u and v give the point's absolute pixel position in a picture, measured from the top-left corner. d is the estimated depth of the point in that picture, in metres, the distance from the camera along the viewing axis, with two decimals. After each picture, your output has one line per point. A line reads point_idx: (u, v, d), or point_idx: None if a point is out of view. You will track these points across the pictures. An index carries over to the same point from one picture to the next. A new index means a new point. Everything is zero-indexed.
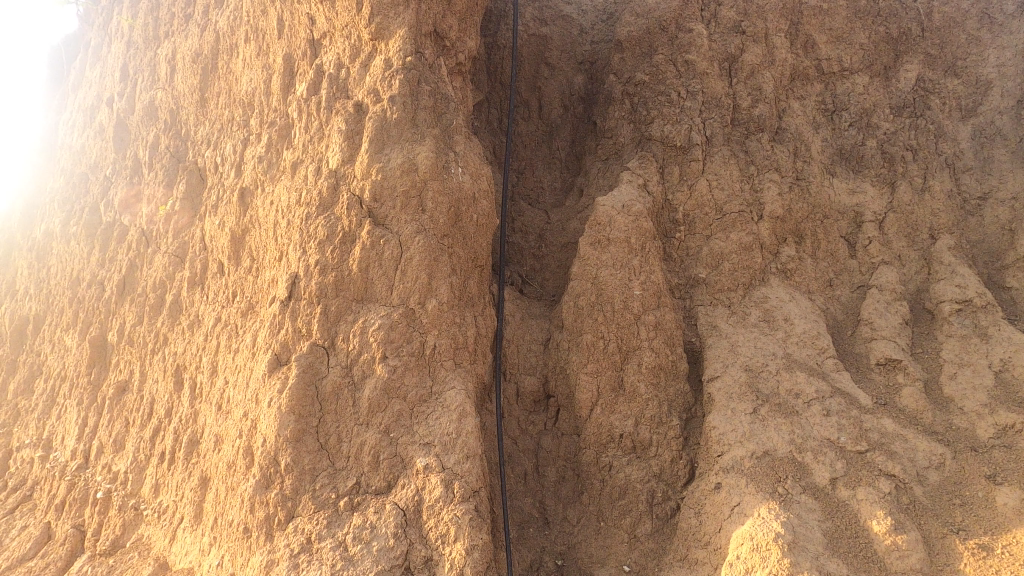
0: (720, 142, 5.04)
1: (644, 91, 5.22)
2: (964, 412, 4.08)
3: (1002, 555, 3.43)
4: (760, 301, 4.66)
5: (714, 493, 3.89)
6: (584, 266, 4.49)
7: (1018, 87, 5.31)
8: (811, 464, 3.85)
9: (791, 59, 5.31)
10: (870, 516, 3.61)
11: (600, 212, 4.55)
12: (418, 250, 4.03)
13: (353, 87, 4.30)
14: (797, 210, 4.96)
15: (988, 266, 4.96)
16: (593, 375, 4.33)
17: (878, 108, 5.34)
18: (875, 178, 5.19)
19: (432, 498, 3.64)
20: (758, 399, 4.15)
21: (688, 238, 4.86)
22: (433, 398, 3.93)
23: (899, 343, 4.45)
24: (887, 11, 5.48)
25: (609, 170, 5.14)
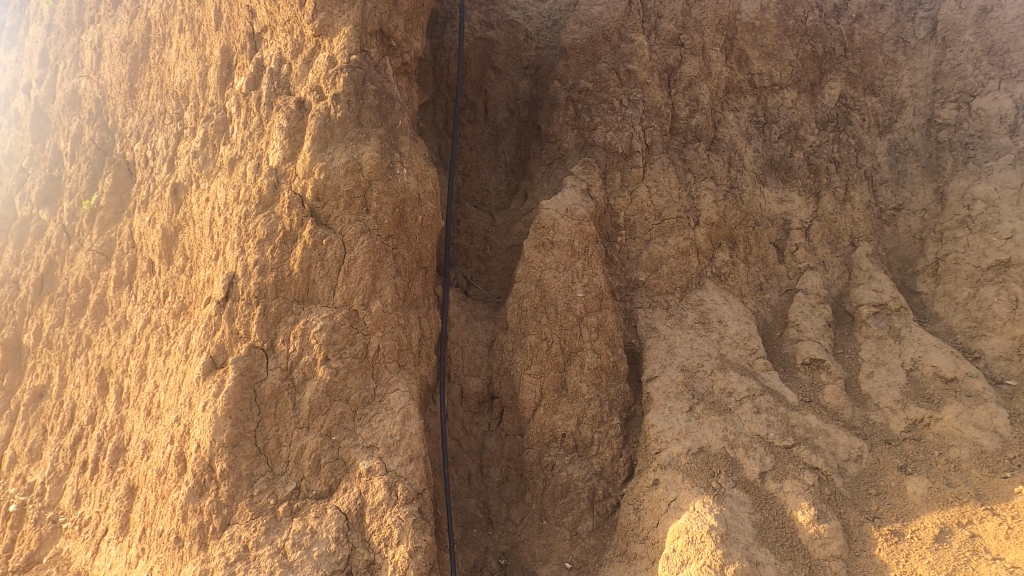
0: (660, 149, 5.21)
1: (587, 98, 5.34)
2: (880, 408, 4.38)
3: (911, 540, 3.69)
4: (696, 304, 4.85)
5: (652, 489, 4.02)
6: (529, 268, 4.55)
7: (928, 106, 5.77)
8: (742, 459, 4.04)
9: (726, 72, 5.56)
10: (796, 507, 3.82)
11: (544, 216, 4.62)
12: (363, 251, 3.98)
13: (296, 84, 4.22)
14: (731, 217, 5.18)
15: (901, 272, 5.38)
16: (537, 376, 4.39)
17: (805, 122, 5.66)
18: (802, 188, 5.50)
19: (375, 501, 3.61)
20: (694, 398, 4.32)
21: (629, 242, 5.01)
22: (376, 400, 3.89)
23: (822, 344, 4.72)
24: (813, 31, 5.81)
25: (553, 174, 5.22)
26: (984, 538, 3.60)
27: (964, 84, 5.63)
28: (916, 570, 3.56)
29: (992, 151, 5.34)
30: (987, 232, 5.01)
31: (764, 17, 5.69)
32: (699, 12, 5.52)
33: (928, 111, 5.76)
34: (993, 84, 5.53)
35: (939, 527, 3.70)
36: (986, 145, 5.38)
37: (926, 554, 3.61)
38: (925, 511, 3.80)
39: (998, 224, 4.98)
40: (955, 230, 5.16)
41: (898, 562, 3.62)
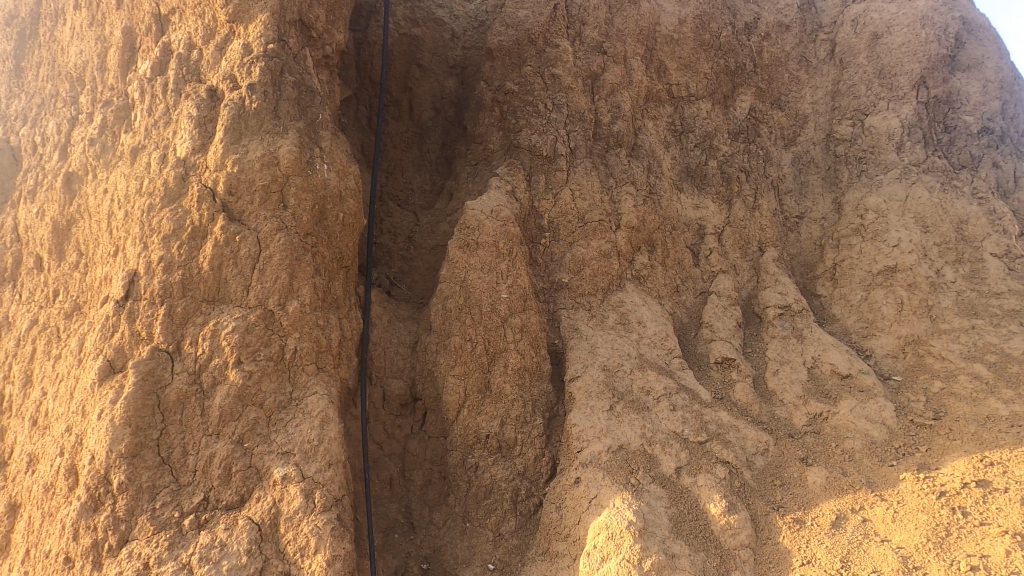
0: (583, 154, 5.32)
1: (513, 100, 5.36)
2: (784, 403, 4.67)
3: (812, 526, 3.91)
4: (617, 305, 4.98)
5: (574, 488, 4.07)
6: (453, 268, 4.52)
7: (827, 122, 6.27)
8: (660, 455, 4.17)
9: (646, 82, 5.74)
10: (709, 499, 3.99)
11: (469, 216, 4.60)
12: (279, 248, 3.81)
13: (207, 71, 3.99)
14: (650, 221, 5.35)
15: (803, 276, 5.77)
16: (461, 378, 4.36)
17: (719, 132, 5.94)
18: (715, 196, 5.77)
19: (290, 509, 3.46)
20: (614, 397, 4.42)
21: (553, 244, 5.08)
22: (293, 405, 3.74)
23: (733, 343, 4.98)
24: (726, 46, 6.13)
25: (478, 175, 5.21)
26: (874, 522, 3.87)
27: (858, 103, 6.18)
28: (815, 554, 3.77)
29: (881, 165, 5.88)
30: (877, 240, 5.50)
31: (681, 30, 5.94)
32: (621, 22, 5.68)
33: (827, 126, 6.25)
34: (882, 104, 6.08)
35: (835, 513, 3.95)
36: (876, 160, 5.92)
37: (824, 539, 3.82)
38: (824, 499, 4.05)
39: (886, 232, 5.49)
40: (850, 238, 5.63)
41: (800, 548, 3.82)
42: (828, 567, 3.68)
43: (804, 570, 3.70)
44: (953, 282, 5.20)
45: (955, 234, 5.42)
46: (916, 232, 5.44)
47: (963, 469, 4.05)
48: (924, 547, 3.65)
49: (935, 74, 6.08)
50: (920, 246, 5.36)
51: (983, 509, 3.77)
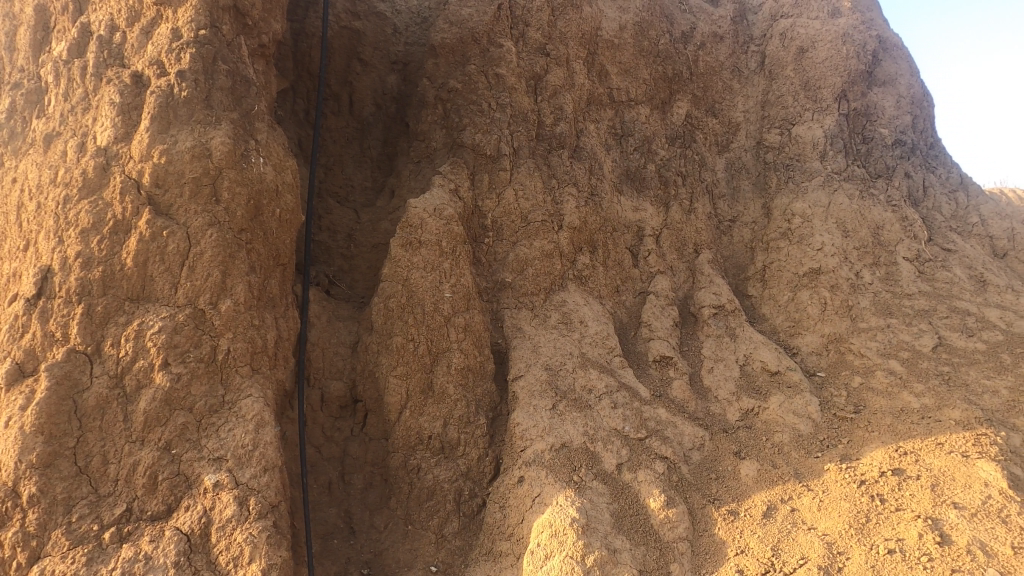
0: (526, 154, 5.34)
1: (456, 98, 5.31)
2: (718, 400, 4.85)
3: (745, 517, 4.06)
4: (559, 304, 5.03)
5: (518, 487, 4.07)
6: (396, 267, 4.43)
7: (757, 130, 6.57)
8: (602, 452, 4.23)
9: (588, 85, 5.83)
10: (648, 494, 4.07)
11: (412, 214, 4.53)
12: (211, 245, 3.63)
13: (132, 55, 3.75)
14: (592, 222, 5.44)
15: (735, 277, 6.02)
16: (403, 378, 4.28)
17: (657, 137, 6.11)
18: (653, 199, 5.93)
19: (223, 517, 3.30)
20: (557, 395, 4.45)
21: (496, 244, 5.08)
22: (226, 408, 3.57)
23: (670, 342, 5.13)
24: (664, 53, 6.30)
25: (421, 173, 5.14)
26: (802, 511, 4.06)
27: (786, 113, 6.51)
28: (748, 543, 3.90)
29: (806, 172, 6.21)
30: (803, 243, 5.81)
31: (622, 36, 6.07)
32: (564, 25, 5.74)
33: (757, 134, 6.55)
34: (807, 114, 6.43)
35: (766, 504, 4.12)
36: (802, 167, 6.25)
37: (756, 529, 3.97)
38: (755, 491, 4.21)
39: (811, 237, 5.80)
40: (778, 241, 5.92)
41: (734, 539, 3.95)
42: (760, 556, 3.82)
43: (738, 559, 3.83)
44: (870, 284, 5.56)
45: (872, 239, 5.80)
46: (838, 236, 5.78)
47: (880, 458, 4.32)
48: (847, 533, 3.85)
49: (855, 89, 6.50)
50: (841, 250, 5.70)
51: (899, 495, 4.02)
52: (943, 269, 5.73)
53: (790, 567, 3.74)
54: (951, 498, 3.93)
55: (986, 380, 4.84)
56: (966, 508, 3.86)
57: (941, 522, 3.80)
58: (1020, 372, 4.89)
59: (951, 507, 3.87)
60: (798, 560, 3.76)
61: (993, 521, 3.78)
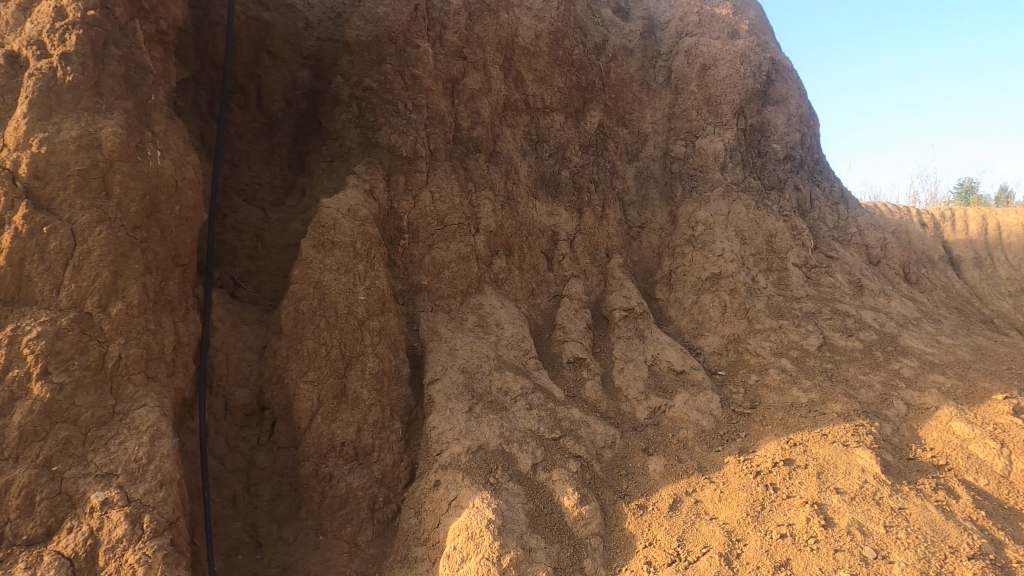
0: (443, 157, 5.34)
1: (371, 97, 5.21)
2: (628, 399, 5.05)
3: (653, 510, 4.17)
4: (475, 308, 5.07)
5: (433, 491, 4.02)
6: (307, 269, 4.28)
7: (664, 141, 6.90)
8: (517, 453, 4.27)
9: (504, 90, 5.89)
10: (563, 493, 4.13)
11: (324, 214, 4.38)
12: (100, 243, 3.36)
13: (6, 34, 3.43)
14: (507, 226, 5.52)
15: (644, 281, 6.30)
16: (314, 384, 4.14)
17: (571, 144, 6.27)
18: (567, 204, 6.09)
19: (113, 537, 3.05)
20: (473, 398, 4.46)
21: (412, 246, 5.03)
22: (116, 420, 3.30)
23: (583, 344, 5.29)
24: (578, 63, 6.47)
25: (334, 172, 4.99)
26: (704, 502, 4.23)
27: (690, 126, 6.88)
28: (656, 536, 3.98)
29: (708, 182, 6.61)
30: (705, 249, 6.16)
31: (538, 44, 6.18)
32: (481, 30, 5.79)
33: (664, 145, 6.89)
34: (709, 128, 6.85)
35: (672, 497, 4.26)
36: (704, 178, 6.64)
37: (663, 521, 4.08)
38: (663, 485, 4.36)
39: (712, 243, 6.16)
40: (682, 247, 6.25)
41: (643, 532, 4.02)
42: (666, 546, 3.89)
43: (646, 552, 3.88)
44: (764, 287, 6.00)
45: (766, 247, 6.27)
46: (736, 243, 6.17)
47: (773, 450, 4.62)
48: (744, 520, 4.02)
49: (751, 106, 7.02)
50: (739, 256, 6.10)
51: (789, 483, 4.29)
52: (827, 275, 6.31)
53: (695, 556, 3.82)
54: (834, 484, 4.24)
55: (862, 376, 5.33)
56: (846, 492, 4.17)
57: (825, 506, 4.07)
58: (891, 368, 5.42)
59: (834, 492, 4.17)
60: (702, 549, 3.85)
61: (869, 503, 4.09)
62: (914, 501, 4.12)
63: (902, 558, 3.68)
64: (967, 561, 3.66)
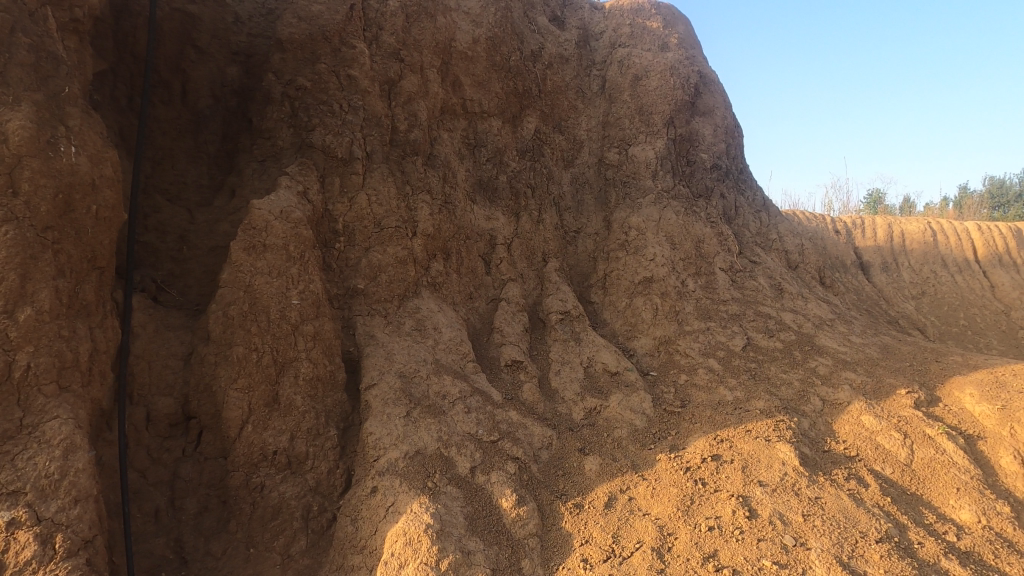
0: (380, 159, 5.30)
1: (305, 97, 5.10)
2: (565, 400, 5.14)
3: (589, 509, 4.26)
4: (413, 311, 5.04)
5: (370, 497, 3.96)
6: (236, 272, 4.12)
7: (598, 148, 7.08)
8: (455, 457, 4.27)
9: (441, 94, 5.90)
10: (501, 495, 4.16)
11: (255, 216, 4.25)
12: (6, 244, 3.12)
13: None
14: (445, 230, 5.52)
15: (579, 284, 6.44)
16: (245, 391, 4.00)
17: (508, 149, 6.35)
18: (505, 209, 6.16)
19: (20, 560, 2.84)
20: (411, 402, 4.42)
21: (348, 249, 4.96)
22: (24, 434, 3.08)
23: (520, 346, 5.36)
24: (515, 69, 6.54)
25: (265, 173, 4.85)
26: (638, 499, 4.35)
27: (624, 134, 7.11)
28: (592, 533, 4.06)
29: (640, 189, 6.84)
30: (638, 254, 6.36)
31: (475, 49, 6.20)
32: (418, 32, 5.76)
33: (599, 152, 7.07)
34: (641, 137, 7.09)
35: (608, 495, 4.37)
36: (636, 185, 6.87)
37: (599, 519, 4.17)
38: (598, 484, 4.46)
39: (645, 248, 6.37)
40: (616, 252, 6.44)
41: (579, 530, 4.10)
42: (602, 543, 3.98)
43: (583, 549, 3.95)
44: (693, 291, 6.26)
45: (694, 251, 6.54)
46: (667, 248, 6.41)
47: (702, 446, 4.79)
48: (675, 515, 4.17)
49: (680, 117, 7.32)
50: (670, 261, 6.34)
51: (716, 478, 4.48)
52: (750, 278, 6.68)
53: (629, 551, 3.92)
54: (757, 477, 4.47)
55: (783, 374, 5.65)
56: (769, 484, 4.40)
57: (749, 498, 4.28)
58: (809, 366, 5.76)
59: (757, 485, 4.39)
60: (635, 544, 3.96)
61: (789, 494, 4.33)
62: (828, 490, 4.40)
63: (817, 544, 3.92)
64: (875, 544, 3.94)
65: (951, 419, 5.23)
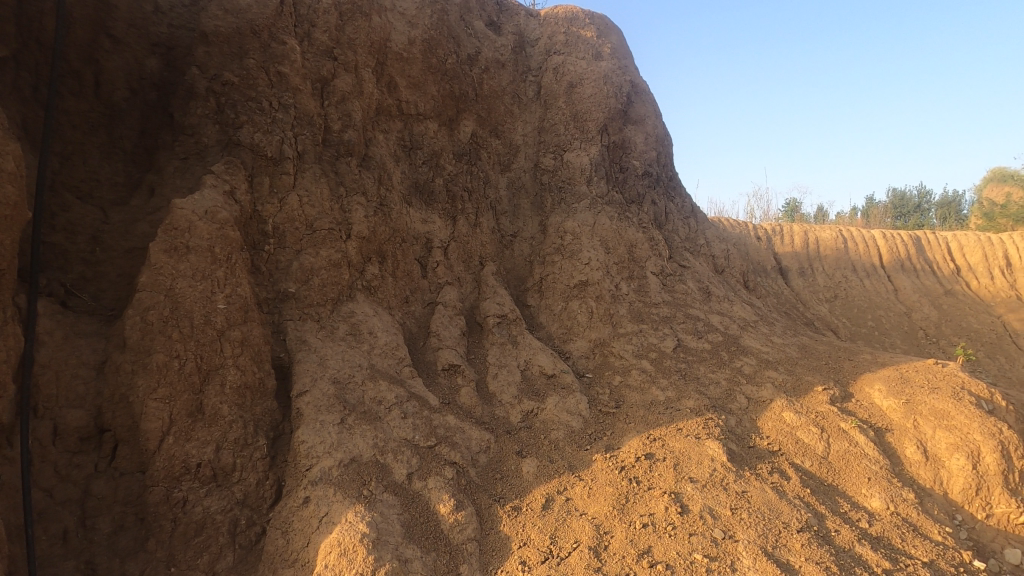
0: (312, 159, 5.18)
1: (232, 93, 4.88)
2: (502, 403, 5.14)
3: (527, 511, 4.27)
4: (347, 316, 4.92)
5: (302, 508, 3.82)
6: (156, 275, 3.88)
7: (534, 153, 7.18)
8: (391, 463, 4.18)
9: (376, 95, 5.80)
10: (439, 500, 4.10)
11: (177, 216, 4.04)
12: None
13: None
14: (381, 232, 5.43)
15: (516, 288, 6.49)
16: (165, 402, 3.76)
17: (444, 152, 6.32)
18: (441, 212, 6.13)
19: None
20: (345, 409, 4.31)
21: (278, 252, 4.80)
22: None
23: (458, 351, 5.34)
24: (451, 72, 6.49)
25: (189, 171, 4.61)
26: (574, 499, 4.40)
27: (559, 140, 7.23)
28: (530, 535, 4.07)
29: (575, 195, 6.97)
30: (573, 258, 6.46)
31: (411, 51, 6.12)
32: (352, 31, 5.66)
33: (535, 157, 7.17)
34: (576, 143, 7.23)
35: (545, 497, 4.39)
36: (572, 190, 6.99)
37: (536, 521, 4.19)
38: (535, 486, 4.48)
39: (580, 252, 6.49)
40: (552, 256, 6.53)
41: (517, 533, 4.10)
42: (539, 545, 3.99)
43: (521, 552, 3.95)
44: (627, 294, 6.42)
45: (627, 256, 6.72)
46: (601, 252, 6.55)
47: (635, 446, 4.90)
48: (611, 514, 4.24)
49: (614, 124, 7.52)
50: (604, 265, 6.48)
51: (650, 476, 4.60)
52: (680, 282, 6.94)
53: (566, 551, 3.95)
54: (688, 473, 4.62)
55: (711, 373, 5.87)
56: (699, 480, 4.56)
57: (681, 495, 4.41)
58: (734, 366, 6.02)
59: (689, 481, 4.54)
60: (572, 544, 4.00)
61: (717, 489, 4.50)
62: (753, 484, 4.60)
63: (744, 536, 4.09)
64: (797, 534, 4.16)
65: (863, 413, 5.59)
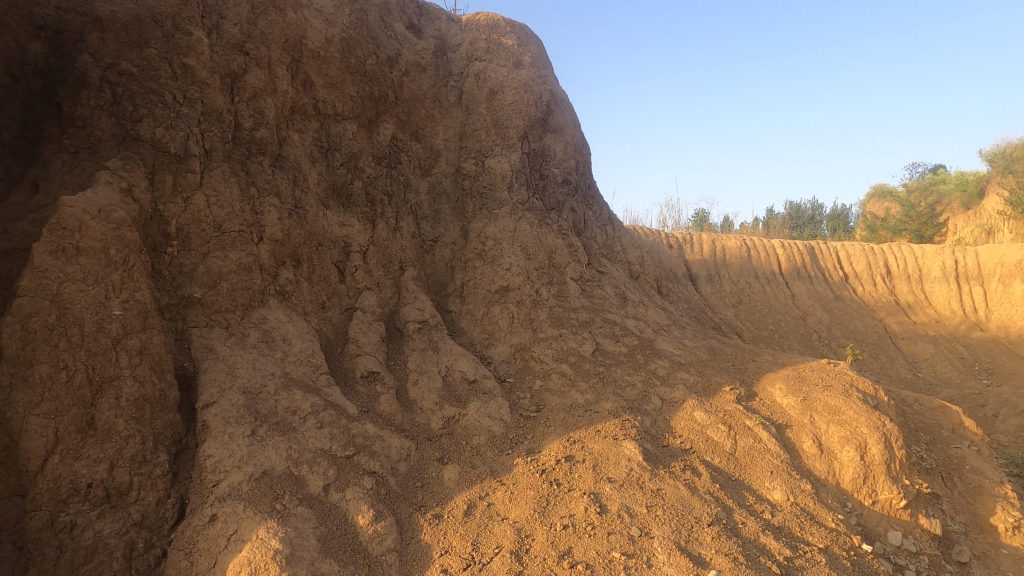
0: (220, 158, 4.93)
1: (130, 84, 4.55)
2: (423, 410, 5.07)
3: (448, 518, 4.21)
4: (258, 322, 4.70)
5: (208, 527, 3.57)
6: (39, 279, 3.56)
7: (455, 158, 7.17)
8: (306, 475, 4.01)
9: (291, 93, 5.60)
10: (357, 512, 3.97)
11: (65, 214, 3.72)
12: None
13: None
14: (295, 236, 5.23)
15: (437, 293, 6.45)
16: (50, 417, 3.43)
17: (363, 154, 6.17)
18: (360, 215, 5.98)
19: None
20: (256, 420, 4.10)
21: (182, 255, 4.52)
22: None
23: (376, 357, 5.21)
24: (370, 74, 6.34)
25: (79, 166, 4.26)
26: (496, 504, 4.39)
27: (480, 145, 7.25)
28: (451, 543, 4.01)
29: (496, 201, 7.01)
30: (494, 263, 6.49)
31: (328, 49, 5.93)
32: (265, 26, 5.42)
33: (456, 162, 7.16)
34: (497, 149, 7.28)
35: (466, 503, 4.35)
36: (492, 197, 7.03)
37: (457, 528, 4.14)
38: (456, 492, 4.44)
39: (501, 258, 6.52)
40: (473, 261, 6.53)
41: (438, 541, 4.03)
42: (461, 552, 3.93)
43: (442, 560, 3.88)
44: (546, 299, 6.53)
45: (547, 262, 6.83)
46: (521, 258, 6.62)
47: (556, 448, 4.96)
48: (532, 517, 4.26)
49: (534, 132, 7.65)
50: (525, 270, 6.55)
51: (570, 477, 4.67)
52: (598, 288, 7.13)
53: (488, 557, 3.92)
54: (607, 474, 4.73)
55: (627, 376, 6.06)
56: (617, 480, 4.68)
57: (600, 495, 4.51)
58: (649, 368, 6.24)
59: (607, 481, 4.65)
60: (494, 549, 3.97)
61: (634, 487, 4.64)
62: (667, 482, 4.77)
63: (659, 533, 4.23)
64: (707, 527, 4.36)
65: (766, 410, 5.95)
